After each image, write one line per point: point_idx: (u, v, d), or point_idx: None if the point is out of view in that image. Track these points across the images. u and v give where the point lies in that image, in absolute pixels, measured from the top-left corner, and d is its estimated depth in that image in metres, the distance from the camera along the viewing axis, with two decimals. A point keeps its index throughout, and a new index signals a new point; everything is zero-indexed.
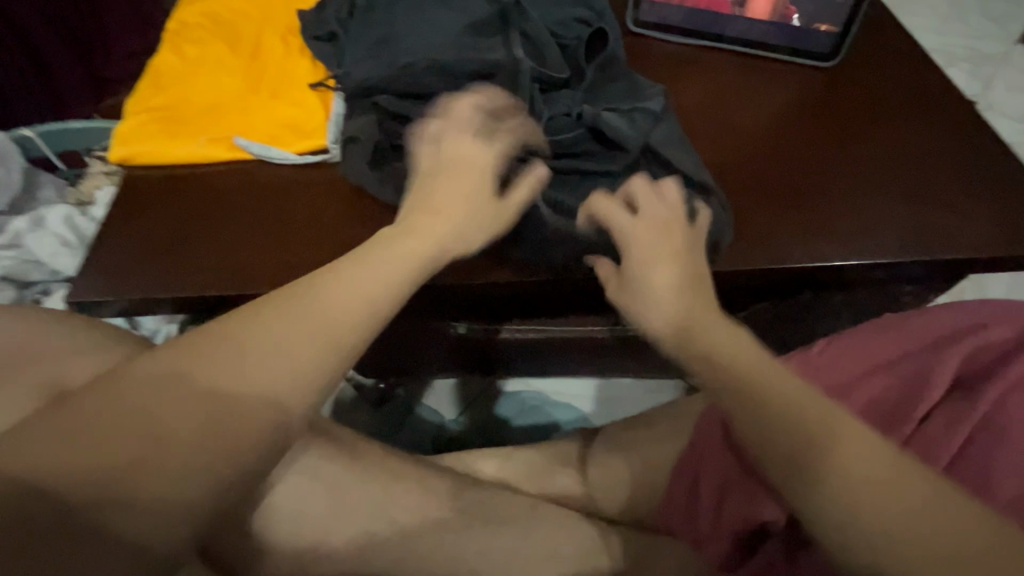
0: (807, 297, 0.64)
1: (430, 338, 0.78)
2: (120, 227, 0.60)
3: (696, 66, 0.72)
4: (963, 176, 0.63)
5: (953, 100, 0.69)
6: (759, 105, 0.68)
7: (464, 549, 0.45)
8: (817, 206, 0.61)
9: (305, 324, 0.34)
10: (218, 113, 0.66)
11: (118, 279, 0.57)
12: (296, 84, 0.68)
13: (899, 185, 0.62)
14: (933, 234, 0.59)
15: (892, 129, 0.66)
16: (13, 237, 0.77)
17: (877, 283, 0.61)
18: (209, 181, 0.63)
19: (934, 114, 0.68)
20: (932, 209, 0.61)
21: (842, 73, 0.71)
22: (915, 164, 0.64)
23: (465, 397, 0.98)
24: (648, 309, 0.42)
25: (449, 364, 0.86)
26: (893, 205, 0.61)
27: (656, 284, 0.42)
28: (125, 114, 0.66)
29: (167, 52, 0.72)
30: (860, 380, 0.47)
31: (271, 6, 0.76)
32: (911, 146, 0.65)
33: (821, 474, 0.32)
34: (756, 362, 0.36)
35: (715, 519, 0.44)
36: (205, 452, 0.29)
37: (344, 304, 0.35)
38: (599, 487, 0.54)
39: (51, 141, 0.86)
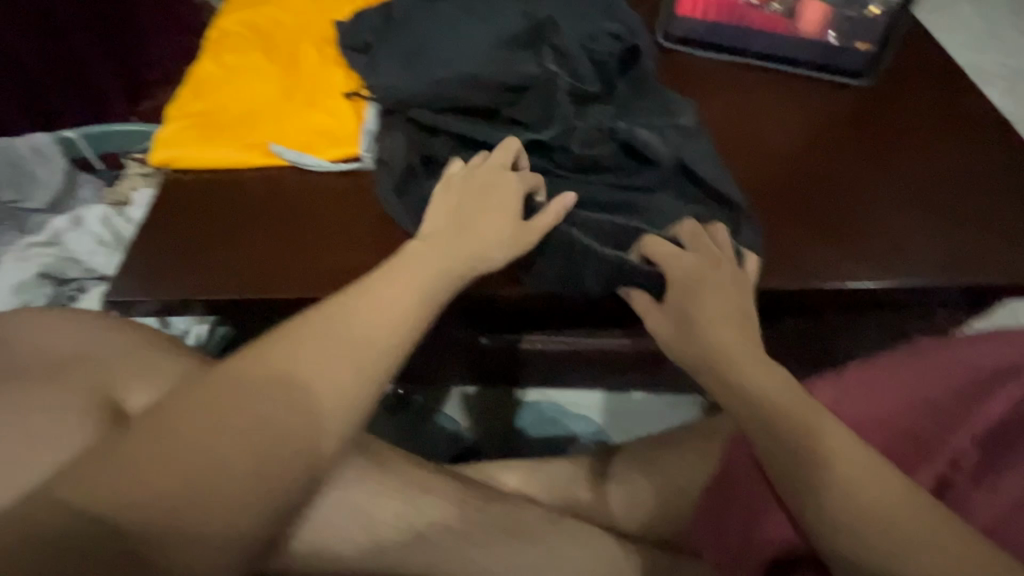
0: (838, 319, 0.63)
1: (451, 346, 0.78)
2: (157, 230, 0.62)
3: (727, 81, 0.71)
4: (1002, 199, 0.61)
5: (992, 120, 0.67)
6: (789, 123, 0.68)
7: (488, 563, 0.45)
8: (848, 226, 0.60)
9: (339, 339, 0.36)
10: (254, 120, 0.67)
11: (152, 280, 0.59)
12: (330, 93, 0.70)
13: (934, 207, 0.61)
14: (970, 259, 0.58)
15: (929, 149, 0.65)
16: (53, 235, 0.80)
17: (910, 307, 0.60)
18: (242, 186, 0.65)
19: (971, 135, 0.66)
20: (969, 232, 0.59)
21: (876, 91, 0.70)
22: (951, 186, 0.62)
23: (482, 407, 0.97)
24: (688, 342, 0.46)
25: (468, 373, 0.85)
26: (928, 227, 0.60)
27: (708, 322, 0.46)
28: (166, 119, 0.68)
29: (207, 59, 0.74)
30: (889, 410, 0.47)
31: (307, 16, 0.78)
32: (948, 168, 0.64)
33: (843, 501, 0.36)
34: (789, 394, 0.41)
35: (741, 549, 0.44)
36: (241, 483, 0.31)
37: (353, 334, 0.36)
38: (620, 504, 0.53)
39: (92, 143, 0.89)
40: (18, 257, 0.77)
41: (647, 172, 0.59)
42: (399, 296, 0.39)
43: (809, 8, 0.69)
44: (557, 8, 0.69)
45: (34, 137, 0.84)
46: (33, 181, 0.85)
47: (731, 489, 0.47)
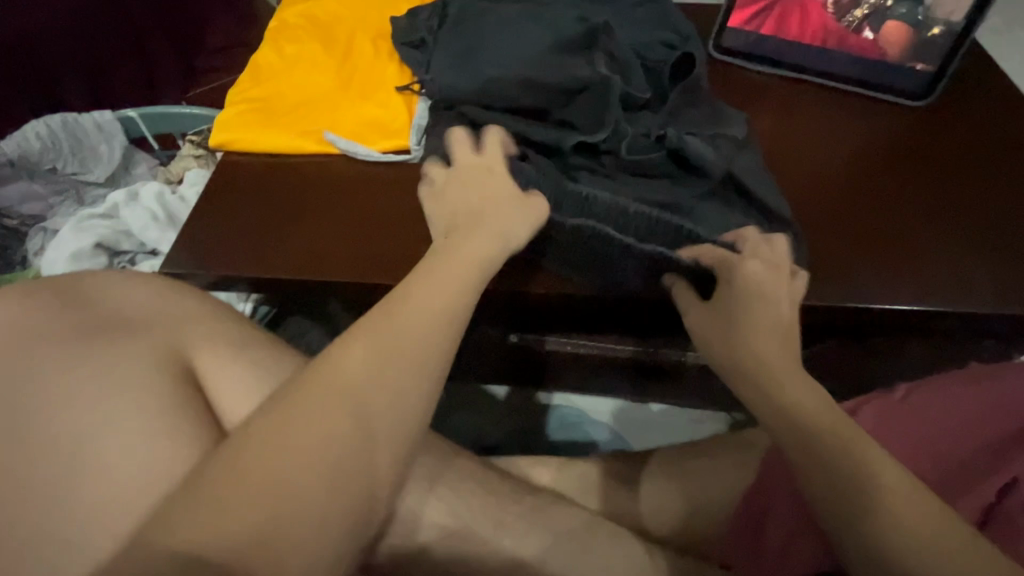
0: (883, 341, 0.61)
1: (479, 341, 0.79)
2: (213, 209, 0.64)
3: (777, 96, 0.71)
4: None
5: None
6: (842, 140, 0.67)
7: (521, 551, 0.46)
8: (897, 248, 0.59)
9: (401, 340, 0.35)
10: (310, 109, 0.69)
11: (206, 258, 0.61)
12: (384, 86, 0.71)
13: (989, 233, 0.59)
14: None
15: (985, 176, 0.63)
16: (111, 207, 0.83)
17: (956, 335, 0.59)
18: (296, 171, 0.67)
19: None
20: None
21: (933, 113, 0.69)
22: (1009, 213, 0.60)
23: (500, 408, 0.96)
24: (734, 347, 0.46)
25: (491, 370, 0.86)
26: (980, 254, 0.58)
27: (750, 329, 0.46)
28: (226, 103, 0.71)
29: (267, 48, 0.76)
30: (924, 435, 0.46)
31: (364, 11, 0.80)
32: (1006, 197, 0.62)
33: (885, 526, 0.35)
34: (824, 406, 0.41)
35: (779, 559, 0.44)
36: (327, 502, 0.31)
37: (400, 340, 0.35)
38: (652, 507, 0.53)
39: (151, 122, 0.94)
40: (77, 226, 0.80)
41: (695, 180, 0.58)
42: (444, 299, 0.39)
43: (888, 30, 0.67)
44: (612, 14, 0.69)
45: (99, 114, 0.89)
46: (94, 156, 0.88)
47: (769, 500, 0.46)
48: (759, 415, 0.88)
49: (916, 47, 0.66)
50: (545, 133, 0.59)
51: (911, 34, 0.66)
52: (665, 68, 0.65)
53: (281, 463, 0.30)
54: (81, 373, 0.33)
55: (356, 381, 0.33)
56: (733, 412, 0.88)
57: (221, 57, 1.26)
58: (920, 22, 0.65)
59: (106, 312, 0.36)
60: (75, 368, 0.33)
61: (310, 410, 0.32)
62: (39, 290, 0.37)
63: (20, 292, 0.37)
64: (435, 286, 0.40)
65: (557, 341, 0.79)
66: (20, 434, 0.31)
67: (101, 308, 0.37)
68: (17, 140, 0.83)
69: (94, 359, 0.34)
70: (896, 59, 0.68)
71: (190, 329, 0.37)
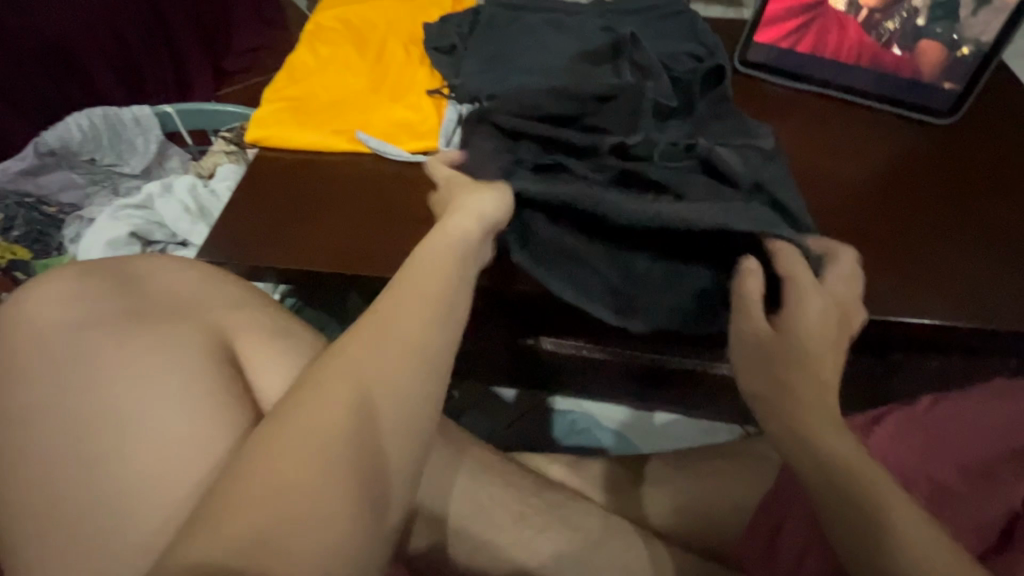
0: (904, 357, 0.61)
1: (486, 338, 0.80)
2: (245, 203, 0.66)
3: (800, 110, 0.72)
4: None
5: None
6: (864, 156, 0.67)
7: (538, 545, 0.46)
8: (919, 265, 0.59)
9: (392, 343, 0.36)
10: (343, 109, 0.72)
11: (238, 248, 0.62)
12: (414, 90, 0.73)
13: (1013, 253, 0.59)
14: None
15: (1011, 200, 0.63)
16: (146, 199, 0.86)
17: (977, 353, 0.59)
18: (329, 167, 0.69)
19: None
20: None
21: (959, 132, 0.69)
22: None
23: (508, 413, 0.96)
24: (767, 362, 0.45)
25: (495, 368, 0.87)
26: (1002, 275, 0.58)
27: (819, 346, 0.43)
28: (262, 101, 0.73)
29: (303, 49, 0.79)
30: (940, 458, 0.46)
31: (397, 16, 0.82)
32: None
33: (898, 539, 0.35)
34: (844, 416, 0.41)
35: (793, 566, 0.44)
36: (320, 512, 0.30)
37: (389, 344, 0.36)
38: (667, 509, 0.54)
39: (186, 118, 0.97)
40: (113, 216, 0.83)
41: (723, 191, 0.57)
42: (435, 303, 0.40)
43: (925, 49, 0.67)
44: (640, 26, 0.71)
45: (137, 108, 0.92)
46: (130, 149, 0.92)
47: (786, 509, 0.47)
48: (766, 424, 0.87)
49: (945, 66, 0.67)
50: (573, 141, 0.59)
51: (941, 53, 0.67)
52: (695, 77, 0.66)
53: (270, 474, 0.30)
54: (128, 347, 0.35)
55: (346, 388, 0.33)
56: (742, 419, 0.87)
57: (252, 59, 1.30)
58: (950, 42, 0.66)
59: (151, 292, 0.38)
60: (123, 342, 0.35)
61: (302, 416, 0.32)
62: (89, 269, 0.39)
63: (71, 271, 0.39)
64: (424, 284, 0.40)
65: (570, 343, 0.77)
66: (70, 400, 0.33)
67: (146, 288, 0.38)
68: (58, 129, 0.86)
69: (139, 334, 0.35)
70: (923, 78, 0.68)
71: (229, 310, 0.39)
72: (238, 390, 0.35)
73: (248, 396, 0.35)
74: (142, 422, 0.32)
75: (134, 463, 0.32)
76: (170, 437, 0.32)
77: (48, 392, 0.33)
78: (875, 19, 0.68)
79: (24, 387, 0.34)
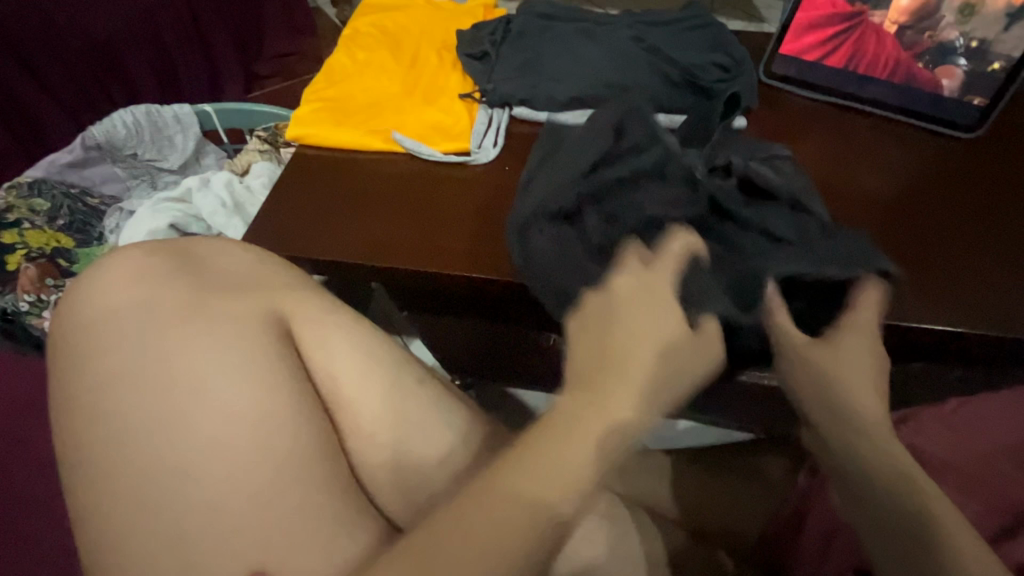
0: (929, 366, 0.61)
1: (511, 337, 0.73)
2: (285, 198, 0.69)
3: (825, 124, 0.73)
4: None
5: None
6: (890, 167, 0.68)
7: None
8: (946, 275, 0.59)
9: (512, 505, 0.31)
10: (379, 110, 0.74)
11: (277, 238, 0.65)
12: (447, 93, 0.76)
13: None
14: None
15: None
16: (184, 193, 0.89)
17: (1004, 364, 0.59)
18: (365, 165, 0.71)
19: None
20: None
21: (984, 145, 0.70)
22: None
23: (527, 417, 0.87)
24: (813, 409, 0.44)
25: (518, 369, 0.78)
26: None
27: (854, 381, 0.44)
28: (302, 101, 0.76)
29: (341, 53, 0.82)
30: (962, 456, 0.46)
31: (431, 23, 0.85)
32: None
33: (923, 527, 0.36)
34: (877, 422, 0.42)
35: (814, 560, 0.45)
36: None
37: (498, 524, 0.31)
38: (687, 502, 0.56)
39: (223, 117, 1.01)
40: (153, 208, 0.86)
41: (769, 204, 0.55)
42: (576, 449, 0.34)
43: (949, 64, 0.68)
44: (666, 38, 0.73)
45: (178, 107, 0.96)
46: (170, 145, 0.95)
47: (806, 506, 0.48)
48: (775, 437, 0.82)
49: (973, 80, 0.68)
50: (601, 182, 0.55)
51: (969, 67, 0.68)
52: (717, 101, 0.66)
53: None
54: (191, 320, 0.37)
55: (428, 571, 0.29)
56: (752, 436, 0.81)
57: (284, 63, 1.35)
58: (978, 56, 0.67)
59: (210, 271, 0.40)
60: (186, 315, 0.37)
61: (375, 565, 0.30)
62: (150, 249, 0.42)
63: (135, 250, 0.41)
64: (579, 433, 0.34)
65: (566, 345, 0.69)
66: (137, 367, 0.35)
67: (205, 268, 0.41)
68: (105, 125, 0.91)
69: (201, 309, 0.37)
70: (952, 92, 0.69)
71: (281, 289, 0.41)
72: (291, 364, 0.38)
73: (298, 371, 0.38)
74: (204, 390, 0.35)
75: (197, 426, 0.34)
76: (230, 404, 0.35)
77: (117, 359, 0.36)
78: (906, 35, 0.69)
79: (96, 354, 0.36)
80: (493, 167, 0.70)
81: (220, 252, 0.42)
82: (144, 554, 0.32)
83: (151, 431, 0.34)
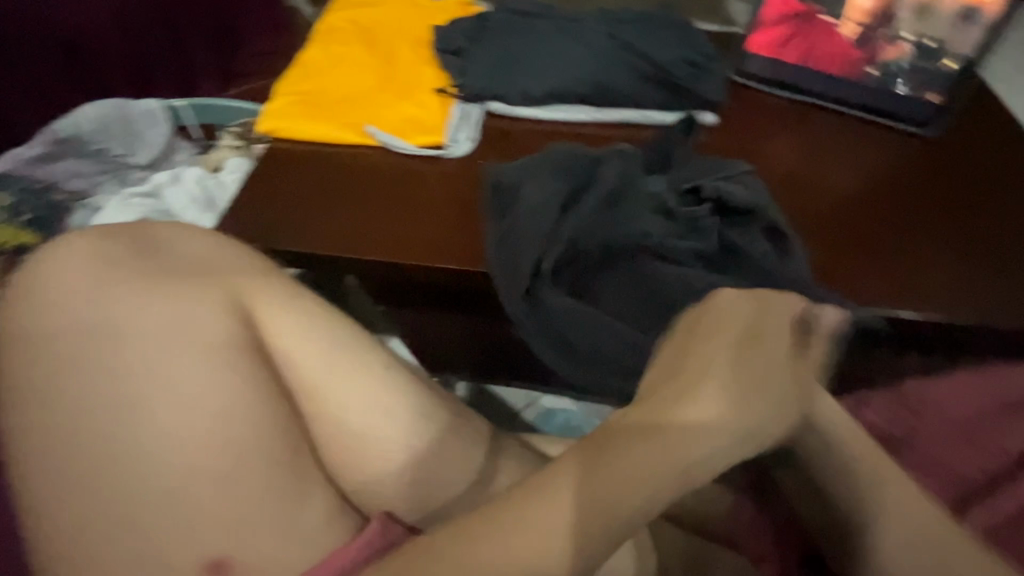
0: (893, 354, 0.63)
1: (476, 326, 0.71)
2: (256, 191, 0.68)
3: (792, 121, 0.75)
4: None
5: None
6: (853, 162, 0.70)
7: None
8: (910, 269, 0.61)
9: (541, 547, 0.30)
10: (352, 104, 0.74)
11: (249, 232, 0.64)
12: (421, 88, 0.76)
13: (995, 255, 0.62)
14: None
15: (989, 204, 0.66)
16: (155, 188, 0.88)
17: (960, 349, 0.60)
18: (338, 159, 0.71)
19: None
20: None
21: (942, 141, 0.72)
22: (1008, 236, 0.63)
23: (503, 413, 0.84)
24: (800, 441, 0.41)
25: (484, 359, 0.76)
26: (993, 281, 0.60)
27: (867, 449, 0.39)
28: (275, 95, 0.75)
29: (315, 47, 0.82)
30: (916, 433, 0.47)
31: (406, 19, 0.85)
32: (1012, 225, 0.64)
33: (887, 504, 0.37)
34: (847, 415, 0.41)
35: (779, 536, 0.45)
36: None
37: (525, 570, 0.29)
38: None
39: (195, 112, 0.99)
40: (122, 204, 0.85)
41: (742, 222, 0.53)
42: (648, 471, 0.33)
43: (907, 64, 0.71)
44: (638, 34, 0.74)
45: (149, 102, 0.94)
46: (139, 140, 0.93)
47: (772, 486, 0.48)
48: None
49: (930, 77, 0.71)
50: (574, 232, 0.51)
51: (925, 65, 0.70)
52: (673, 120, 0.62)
53: None
54: (152, 305, 0.36)
55: None
56: None
57: None
58: (933, 55, 0.69)
59: (172, 257, 0.40)
60: (146, 301, 0.36)
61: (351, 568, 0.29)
62: (110, 234, 0.41)
63: (93, 235, 0.41)
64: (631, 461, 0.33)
65: None
66: (97, 353, 0.35)
67: (168, 253, 0.40)
68: (71, 119, 0.89)
69: (162, 295, 0.37)
70: (912, 90, 0.72)
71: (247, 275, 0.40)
72: (257, 350, 0.37)
73: (263, 355, 0.38)
74: (166, 376, 0.34)
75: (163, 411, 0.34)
76: (193, 389, 0.34)
77: (76, 345, 0.35)
78: (866, 34, 0.71)
79: (54, 341, 0.36)
80: (468, 161, 0.70)
81: (184, 238, 0.41)
82: (102, 540, 0.31)
83: (110, 417, 0.33)
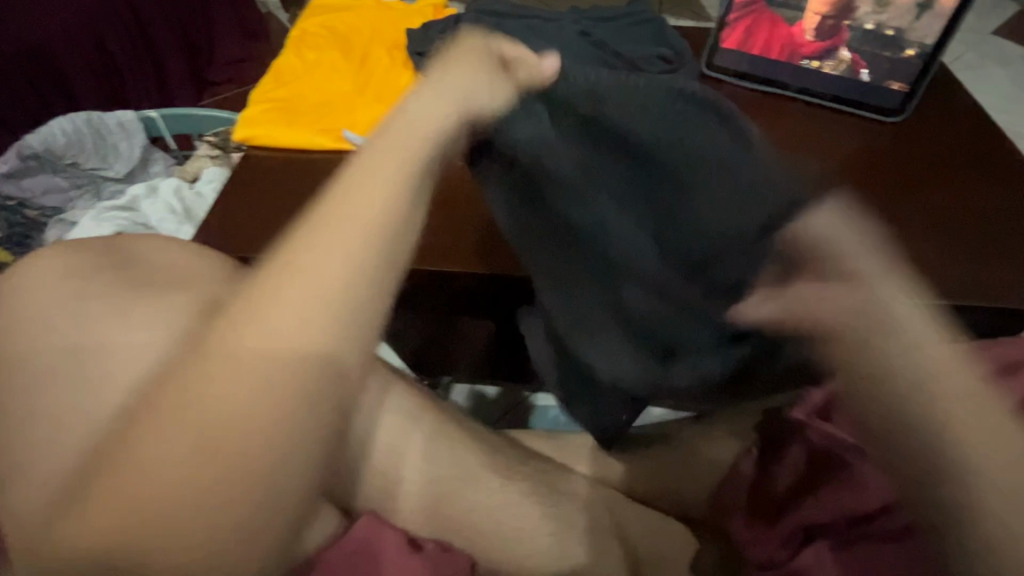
0: None
1: (473, 325, 0.70)
2: (234, 199, 0.68)
3: (764, 111, 0.76)
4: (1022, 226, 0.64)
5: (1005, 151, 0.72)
6: (824, 149, 0.72)
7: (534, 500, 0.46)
8: None
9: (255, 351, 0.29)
10: (328, 109, 0.74)
11: (228, 240, 0.64)
12: (398, 91, 0.76)
13: (958, 235, 0.63)
14: (992, 280, 0.59)
15: (952, 187, 0.68)
16: (131, 201, 0.87)
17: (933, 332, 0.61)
18: (318, 164, 0.71)
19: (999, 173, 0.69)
20: (988, 258, 0.61)
21: (907, 128, 0.74)
22: (970, 217, 0.65)
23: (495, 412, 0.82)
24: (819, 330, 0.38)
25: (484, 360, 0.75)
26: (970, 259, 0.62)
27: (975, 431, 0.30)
28: (250, 102, 0.75)
29: (289, 54, 0.82)
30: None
31: (380, 23, 0.85)
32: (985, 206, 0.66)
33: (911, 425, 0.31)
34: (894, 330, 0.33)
35: (777, 509, 0.46)
36: None
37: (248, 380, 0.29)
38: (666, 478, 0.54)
39: (170, 123, 0.98)
40: (98, 217, 0.83)
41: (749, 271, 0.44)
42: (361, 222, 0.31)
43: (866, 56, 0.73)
44: (611, 32, 0.75)
45: (122, 113, 0.93)
46: (114, 152, 0.93)
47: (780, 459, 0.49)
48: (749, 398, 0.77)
49: (892, 66, 0.72)
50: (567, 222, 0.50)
51: (887, 54, 0.72)
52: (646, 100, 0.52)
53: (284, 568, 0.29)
54: (129, 315, 0.37)
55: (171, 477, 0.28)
56: None
57: (235, 70, 1.33)
58: (893, 44, 0.72)
59: (149, 269, 0.40)
60: (122, 311, 0.37)
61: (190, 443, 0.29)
62: (87, 250, 0.41)
63: (68, 252, 0.41)
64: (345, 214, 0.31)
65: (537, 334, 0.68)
66: (73, 367, 0.35)
67: (143, 264, 0.40)
68: (42, 134, 0.87)
69: (139, 305, 0.37)
70: (877, 79, 0.73)
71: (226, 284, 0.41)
72: None
73: None
74: None
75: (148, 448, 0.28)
76: None
77: (53, 359, 0.35)
78: (828, 24, 0.73)
79: (31, 357, 0.35)
80: None
81: (160, 251, 0.42)
82: None
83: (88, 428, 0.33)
